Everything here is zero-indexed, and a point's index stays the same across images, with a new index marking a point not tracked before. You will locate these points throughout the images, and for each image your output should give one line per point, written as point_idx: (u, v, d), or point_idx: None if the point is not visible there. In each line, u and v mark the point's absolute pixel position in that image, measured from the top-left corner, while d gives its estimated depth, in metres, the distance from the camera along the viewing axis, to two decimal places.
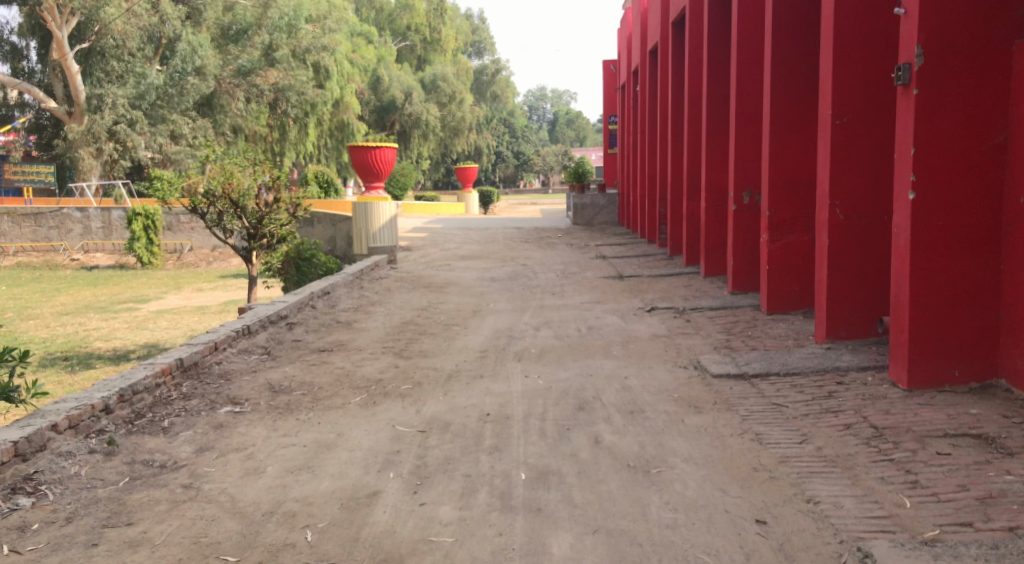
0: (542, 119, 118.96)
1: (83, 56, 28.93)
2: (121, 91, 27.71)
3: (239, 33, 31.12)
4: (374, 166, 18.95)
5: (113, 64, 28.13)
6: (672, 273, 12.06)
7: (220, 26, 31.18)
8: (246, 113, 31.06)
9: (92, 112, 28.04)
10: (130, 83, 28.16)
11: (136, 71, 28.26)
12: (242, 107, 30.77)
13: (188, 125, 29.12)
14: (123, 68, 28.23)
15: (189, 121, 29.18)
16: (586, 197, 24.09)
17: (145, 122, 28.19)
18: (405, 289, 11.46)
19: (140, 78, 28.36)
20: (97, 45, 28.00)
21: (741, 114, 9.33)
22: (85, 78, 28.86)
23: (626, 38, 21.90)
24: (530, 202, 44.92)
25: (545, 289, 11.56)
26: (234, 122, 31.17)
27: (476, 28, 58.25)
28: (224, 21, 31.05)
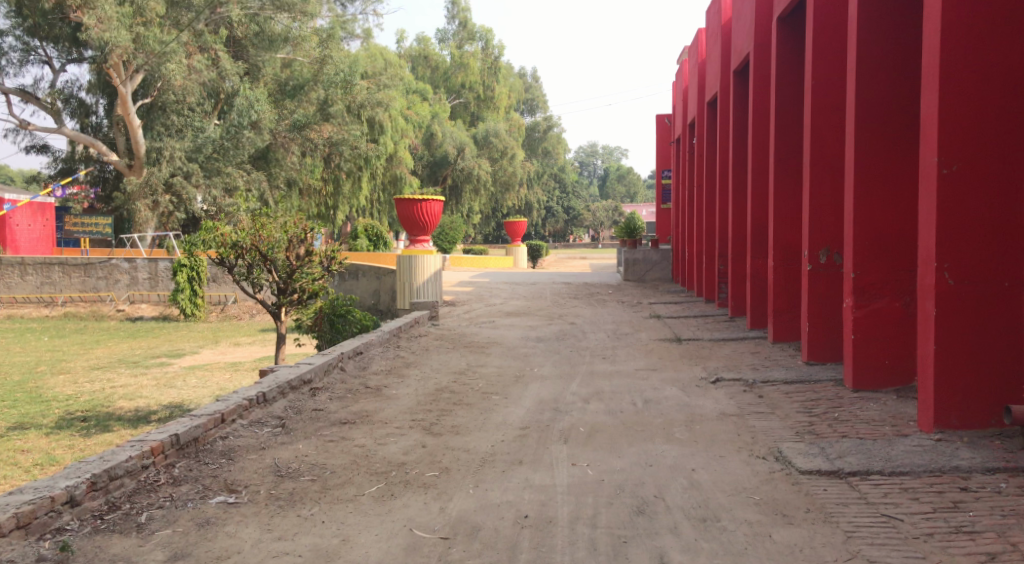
0: (593, 176, 118.95)
1: (147, 111, 29.31)
2: (178, 144, 27.82)
3: (296, 88, 30.97)
4: (420, 220, 18.17)
5: (173, 118, 28.58)
6: (736, 337, 11.08)
7: (277, 82, 31.19)
8: (301, 167, 31.02)
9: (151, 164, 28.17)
10: (188, 137, 28.19)
11: (194, 125, 28.42)
12: (296, 160, 30.70)
13: (243, 178, 29.05)
14: (181, 122, 28.54)
15: (244, 174, 29.15)
16: (638, 252, 23.19)
17: (201, 175, 28.22)
18: (444, 349, 10.62)
19: (197, 132, 28.42)
20: (160, 98, 28.35)
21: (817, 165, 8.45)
22: (147, 132, 29.11)
23: (681, 90, 21.20)
24: (580, 256, 44.16)
25: (596, 351, 10.66)
26: (289, 175, 31.03)
27: (529, 86, 58.33)
28: (281, 77, 31.13)
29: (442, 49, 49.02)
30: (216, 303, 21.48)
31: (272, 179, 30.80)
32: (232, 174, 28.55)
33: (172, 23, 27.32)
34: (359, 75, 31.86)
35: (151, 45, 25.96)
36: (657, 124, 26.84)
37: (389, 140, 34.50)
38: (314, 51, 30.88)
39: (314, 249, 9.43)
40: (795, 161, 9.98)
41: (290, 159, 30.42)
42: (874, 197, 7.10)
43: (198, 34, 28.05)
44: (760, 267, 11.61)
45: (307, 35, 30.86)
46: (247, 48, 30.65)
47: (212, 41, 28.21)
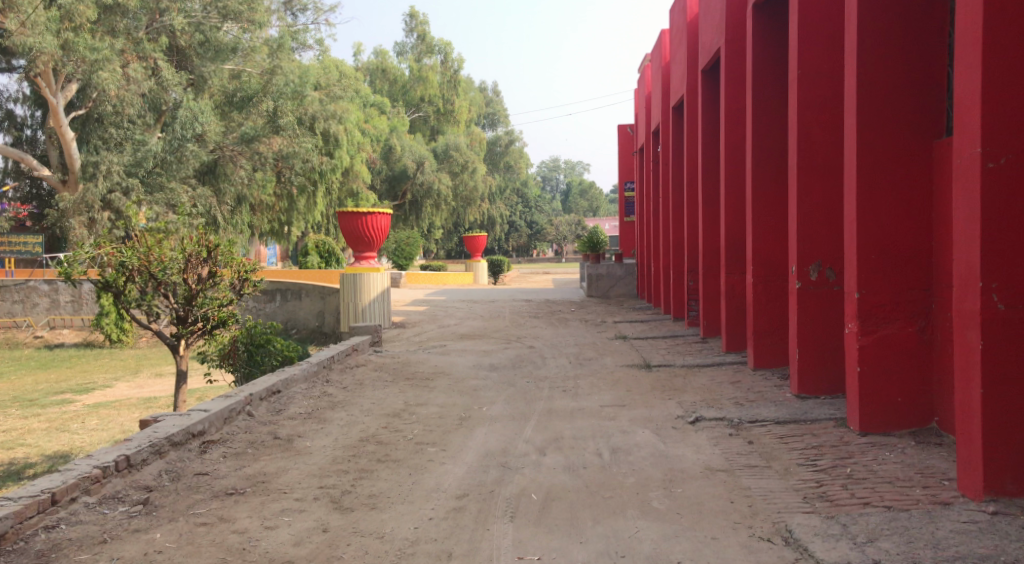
0: (555, 190, 118.36)
1: (82, 124, 27.61)
2: (116, 158, 26.10)
3: (244, 100, 29.25)
4: (365, 234, 16.58)
5: (111, 131, 26.61)
6: (713, 361, 9.86)
7: (225, 93, 29.40)
8: (251, 183, 29.39)
9: (87, 180, 26.47)
10: (128, 150, 26.40)
11: (134, 138, 26.57)
12: (245, 176, 29.05)
13: (188, 195, 27.32)
14: (121, 135, 26.70)
15: (189, 190, 27.43)
16: (601, 266, 22.01)
17: (142, 190, 26.31)
18: (381, 383, 9.28)
19: (138, 145, 26.59)
20: (96, 111, 26.69)
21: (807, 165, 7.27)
22: (82, 146, 27.36)
23: (644, 97, 20.09)
24: (543, 271, 42.96)
25: (554, 382, 9.38)
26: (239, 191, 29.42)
27: (490, 100, 57.19)
28: (230, 88, 29.26)
29: (401, 62, 47.76)
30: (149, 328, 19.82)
31: (219, 194, 29.37)
32: (177, 190, 26.84)
33: (107, 30, 25.65)
34: (310, 84, 30.45)
35: (81, 52, 24.11)
36: (619, 133, 25.70)
37: (346, 154, 33.15)
38: (263, 62, 29.35)
39: (220, 269, 8.10)
40: (776, 165, 8.81)
41: (238, 174, 28.86)
42: (880, 200, 5.94)
43: (137, 43, 26.34)
44: (735, 284, 10.43)
45: (256, 47, 29.50)
46: (190, 57, 28.53)
47: (152, 49, 26.38)
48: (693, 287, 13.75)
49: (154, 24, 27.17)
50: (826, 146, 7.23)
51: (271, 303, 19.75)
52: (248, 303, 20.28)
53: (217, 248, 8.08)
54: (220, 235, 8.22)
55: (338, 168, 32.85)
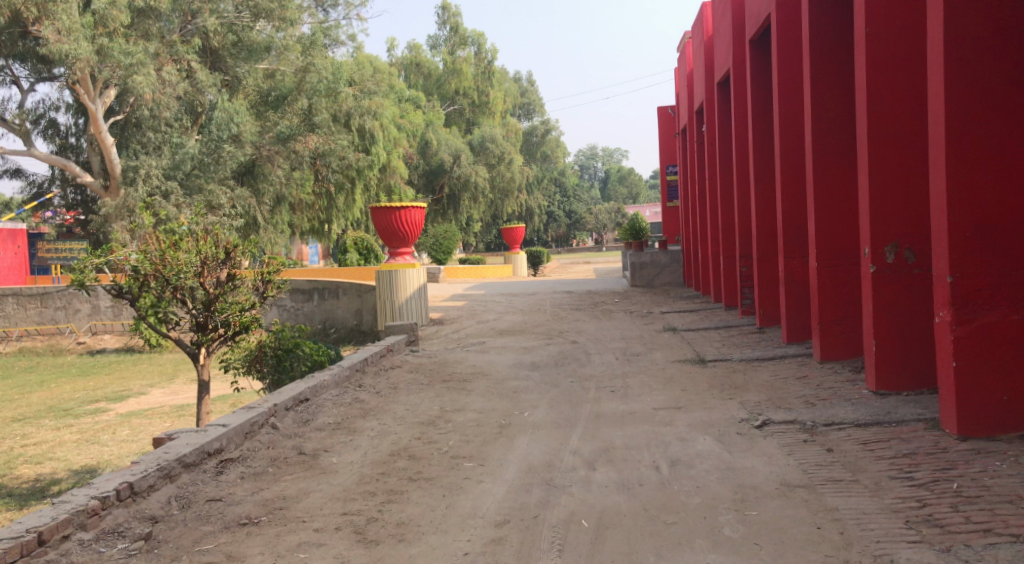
0: (593, 179, 117.25)
1: (121, 128, 27.49)
2: (154, 162, 25.95)
3: (279, 99, 29.42)
4: (399, 229, 16.00)
5: (150, 135, 26.55)
6: (774, 355, 9.13)
7: (259, 93, 29.45)
8: (290, 182, 29.20)
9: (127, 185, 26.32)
10: (166, 153, 26.24)
11: (173, 141, 26.42)
12: (282, 175, 28.77)
13: (225, 196, 26.98)
14: (159, 139, 26.56)
15: (227, 192, 27.18)
16: (644, 254, 21.24)
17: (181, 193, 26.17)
18: (417, 386, 8.71)
19: (176, 148, 26.47)
20: (133, 115, 26.55)
21: (880, 138, 6.59)
22: (121, 150, 27.25)
23: (685, 76, 19.22)
24: (584, 261, 42.22)
25: (603, 381, 8.72)
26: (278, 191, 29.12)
27: (525, 90, 56.45)
28: (264, 88, 29.36)
29: (435, 55, 47.27)
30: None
31: (259, 195, 28.94)
32: (216, 192, 26.66)
33: (141, 34, 25.44)
34: (344, 80, 30.17)
35: (116, 57, 23.77)
36: (659, 115, 24.95)
37: (382, 149, 32.83)
38: (297, 60, 29.04)
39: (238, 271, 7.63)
40: (841, 139, 8.08)
41: (275, 173, 28.66)
42: (970, 174, 5.29)
43: (170, 45, 26.12)
44: (795, 270, 9.67)
45: (290, 44, 28.80)
46: (224, 58, 28.54)
47: (185, 51, 26.23)
48: (746, 272, 12.97)
49: (187, 26, 26.92)
50: (901, 115, 6.54)
51: (309, 302, 19.41)
52: (285, 303, 19.97)
53: (236, 249, 7.60)
54: (238, 234, 7.74)
55: (375, 164, 32.46)
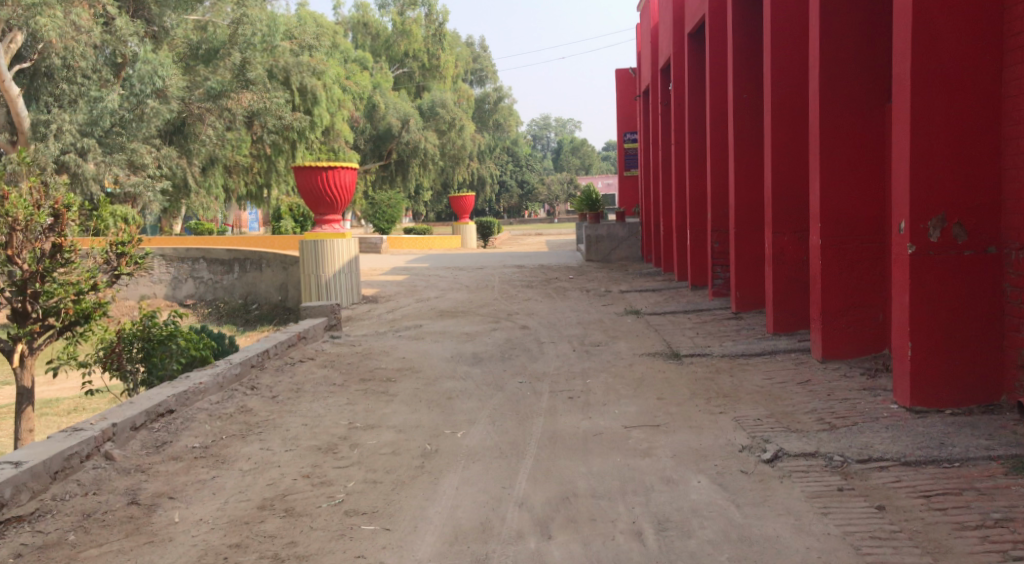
0: (545, 148, 115.50)
1: (29, 78, 24.65)
2: (68, 117, 23.43)
3: (210, 53, 26.90)
4: (326, 194, 14.01)
5: (63, 87, 23.98)
6: (762, 349, 7.57)
7: (188, 45, 27.08)
8: (223, 142, 27.19)
9: (37, 141, 23.52)
10: (82, 107, 23.79)
11: (90, 95, 23.91)
12: (214, 135, 26.59)
13: (151, 155, 25.33)
14: (76, 91, 24.08)
15: (153, 151, 25.48)
16: (600, 226, 19.63)
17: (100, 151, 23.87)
18: (327, 387, 6.99)
19: (93, 102, 23.89)
20: (43, 63, 23.84)
21: (940, 87, 5.05)
22: (31, 103, 24.56)
23: (650, 30, 17.47)
24: (535, 232, 40.55)
25: (558, 381, 7.09)
26: (212, 152, 27.07)
27: (478, 55, 54.17)
28: (194, 39, 26.95)
29: (383, 16, 44.82)
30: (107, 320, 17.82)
31: (189, 157, 27.06)
32: (140, 150, 24.61)
33: None
34: (281, 34, 27.98)
35: None
36: (618, 77, 23.19)
37: (325, 111, 30.54)
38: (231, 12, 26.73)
39: (68, 240, 6.89)
40: (855, 88, 6.56)
41: (207, 134, 26.44)
42: None
43: None
44: (785, 247, 8.11)
45: None
46: (148, 5, 25.82)
47: None
48: (720, 248, 11.42)
49: None
50: (956, 50, 5.04)
51: (229, 274, 17.42)
52: (203, 276, 17.93)
53: (64, 212, 6.87)
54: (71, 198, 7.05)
55: (318, 127, 30.25)
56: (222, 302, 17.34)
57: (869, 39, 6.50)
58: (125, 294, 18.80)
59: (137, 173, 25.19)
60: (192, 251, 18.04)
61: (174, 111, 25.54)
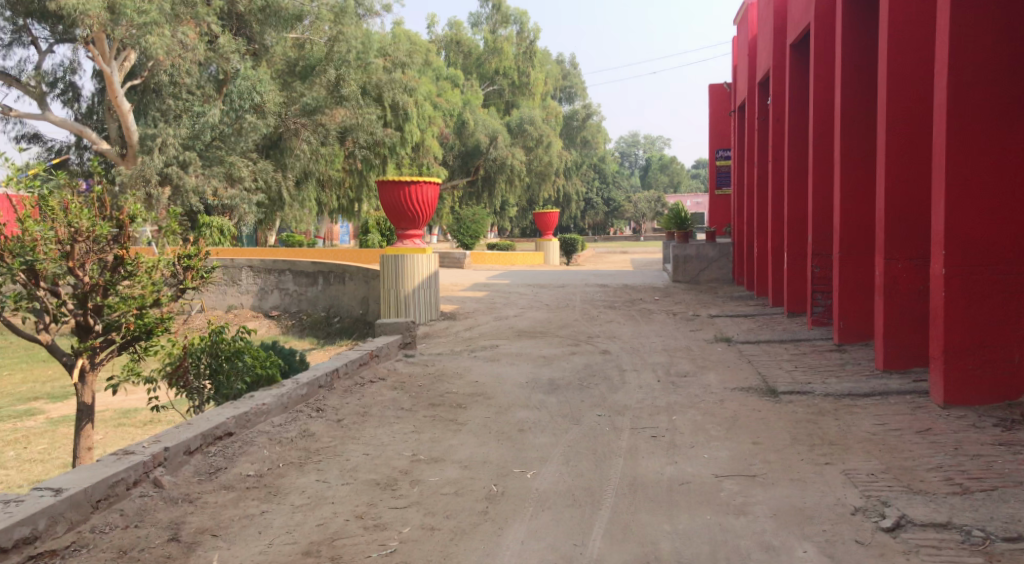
0: (633, 166, 114.41)
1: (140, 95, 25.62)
2: (173, 131, 24.50)
3: (307, 70, 27.41)
4: (408, 209, 13.79)
5: (170, 103, 25.01)
6: (871, 390, 6.88)
7: (286, 62, 27.63)
8: (317, 157, 27.58)
9: (144, 154, 24.63)
10: (185, 122, 24.90)
11: (194, 111, 24.97)
12: (308, 150, 27.29)
13: (247, 168, 25.94)
14: (181, 106, 25.12)
15: (250, 164, 26.06)
16: (688, 246, 18.93)
17: (199, 163, 24.97)
18: (395, 412, 6.63)
19: (197, 117, 25.04)
20: (152, 80, 24.82)
21: None
22: (140, 118, 25.48)
23: (748, 43, 16.75)
24: (620, 250, 39.92)
25: (641, 416, 6.55)
26: (305, 166, 27.51)
27: (568, 73, 53.90)
28: (292, 57, 27.54)
29: (476, 34, 45.03)
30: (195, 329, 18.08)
31: (284, 170, 27.56)
32: (237, 164, 25.46)
33: None
34: (374, 50, 28.29)
35: (129, 15, 21.62)
36: (712, 92, 22.44)
37: (416, 127, 30.64)
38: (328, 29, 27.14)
39: (130, 253, 6.81)
40: None
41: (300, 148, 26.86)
42: None
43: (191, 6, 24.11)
44: (898, 275, 7.48)
45: (323, 13, 26.94)
46: (251, 24, 26.52)
47: (206, 13, 24.21)
48: (821, 274, 10.68)
49: None
50: None
51: (313, 287, 17.42)
52: (288, 288, 17.98)
53: (128, 223, 6.76)
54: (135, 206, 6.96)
55: (408, 143, 30.41)
56: (305, 314, 17.35)
57: (999, 49, 6.06)
58: (214, 302, 19.06)
59: (233, 186, 25.86)
60: (278, 263, 18.13)
61: (270, 125, 26.08)
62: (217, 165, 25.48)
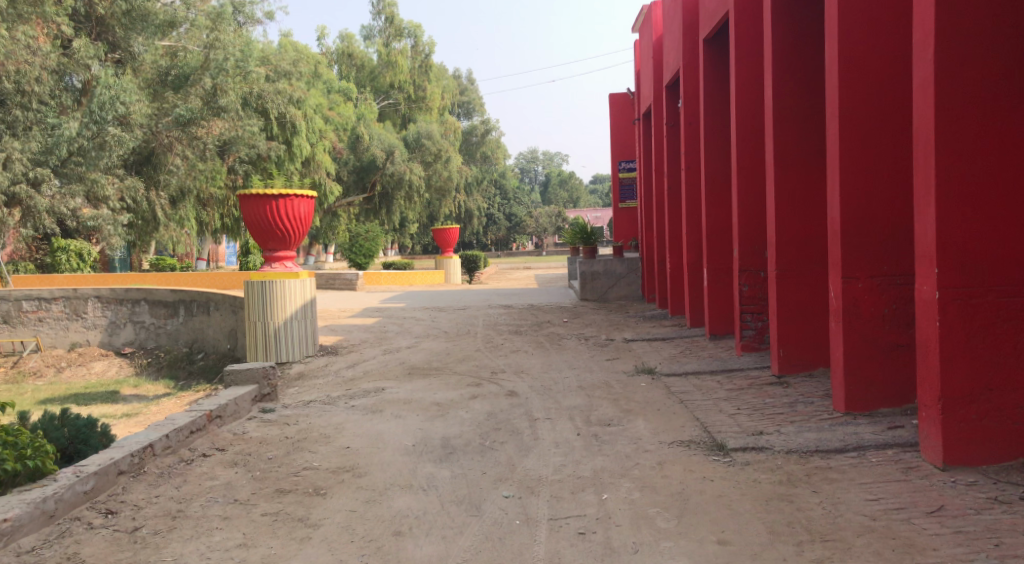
0: (533, 181, 114.01)
1: None
2: (20, 145, 21.49)
3: (180, 79, 24.98)
4: (277, 226, 11.80)
5: (16, 114, 21.68)
6: (845, 443, 5.46)
7: (156, 71, 24.99)
8: (195, 174, 25.18)
9: None
10: (37, 135, 21.99)
11: (48, 123, 22.13)
12: (184, 166, 24.80)
13: (113, 186, 23.46)
14: (31, 118, 21.99)
15: (115, 182, 23.45)
16: (596, 262, 17.56)
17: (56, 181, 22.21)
18: (225, 512, 4.83)
19: (52, 130, 22.16)
20: None
21: None
22: None
23: (652, 45, 15.54)
24: (524, 266, 38.40)
25: (560, 495, 4.94)
26: (181, 183, 25.12)
27: (465, 88, 52.52)
28: (163, 66, 24.97)
29: (368, 47, 43.09)
30: (31, 372, 15.44)
31: (158, 189, 25.07)
32: (100, 181, 22.80)
33: None
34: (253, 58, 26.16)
35: None
36: (614, 100, 21.23)
37: (305, 142, 28.63)
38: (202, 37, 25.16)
39: None
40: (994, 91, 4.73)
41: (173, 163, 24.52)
42: None
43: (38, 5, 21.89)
44: (860, 296, 6.25)
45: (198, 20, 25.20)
46: (112, 28, 24.23)
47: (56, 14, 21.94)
48: (749, 293, 9.38)
49: None
50: None
51: (173, 319, 15.34)
52: (144, 320, 15.76)
53: None
54: None
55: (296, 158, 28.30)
56: (163, 350, 15.23)
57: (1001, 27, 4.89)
58: (54, 341, 16.46)
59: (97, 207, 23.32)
60: (131, 292, 15.87)
61: (139, 139, 23.49)
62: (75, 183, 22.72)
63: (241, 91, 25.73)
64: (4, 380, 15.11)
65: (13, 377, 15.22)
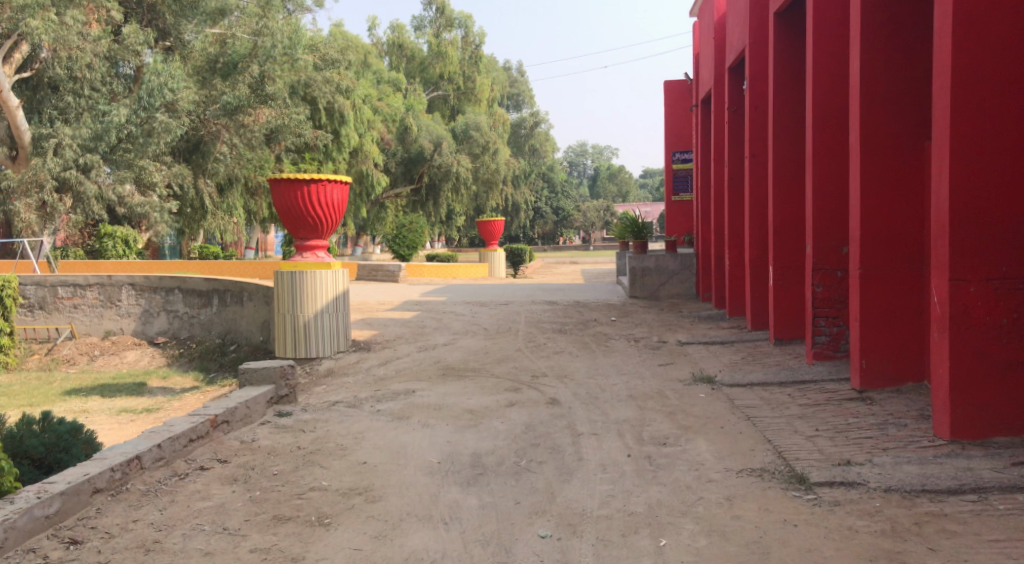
0: (582, 175, 112.66)
1: (32, 90, 22.96)
2: (71, 131, 21.49)
3: (229, 67, 24.31)
4: (308, 211, 11.08)
5: (69, 100, 22.12)
6: (961, 482, 4.49)
7: (206, 58, 24.51)
8: (243, 162, 24.79)
9: (37, 157, 21.76)
10: (87, 120, 21.71)
11: (99, 108, 21.80)
12: (231, 154, 24.32)
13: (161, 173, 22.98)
14: (83, 104, 22.11)
15: (164, 169, 23.01)
16: (647, 257, 16.57)
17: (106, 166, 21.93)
18: (211, 547, 4.06)
19: (101, 115, 21.84)
20: (45, 74, 22.31)
21: None
22: (34, 117, 22.68)
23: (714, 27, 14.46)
24: (571, 260, 37.41)
25: (609, 539, 4.09)
26: (229, 170, 24.75)
27: (515, 79, 51.62)
28: (212, 53, 24.38)
29: (419, 37, 42.40)
30: (63, 360, 15.00)
31: (205, 176, 24.74)
32: (148, 168, 22.23)
33: None
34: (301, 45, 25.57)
35: None
36: (668, 89, 20.12)
37: (353, 131, 28.03)
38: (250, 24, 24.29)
39: None
40: None
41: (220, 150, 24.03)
42: None
43: None
44: (971, 303, 5.28)
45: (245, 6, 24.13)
46: (162, 14, 23.94)
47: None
48: (823, 294, 8.39)
49: None
50: None
51: (207, 308, 14.79)
52: (177, 309, 15.22)
53: None
54: None
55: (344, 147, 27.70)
56: (195, 341, 14.66)
57: None
58: (88, 329, 15.94)
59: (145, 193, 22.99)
60: (166, 279, 15.36)
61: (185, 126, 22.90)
62: (124, 170, 22.31)
63: (288, 79, 25.19)
64: (35, 368, 14.70)
65: (45, 365, 14.80)
